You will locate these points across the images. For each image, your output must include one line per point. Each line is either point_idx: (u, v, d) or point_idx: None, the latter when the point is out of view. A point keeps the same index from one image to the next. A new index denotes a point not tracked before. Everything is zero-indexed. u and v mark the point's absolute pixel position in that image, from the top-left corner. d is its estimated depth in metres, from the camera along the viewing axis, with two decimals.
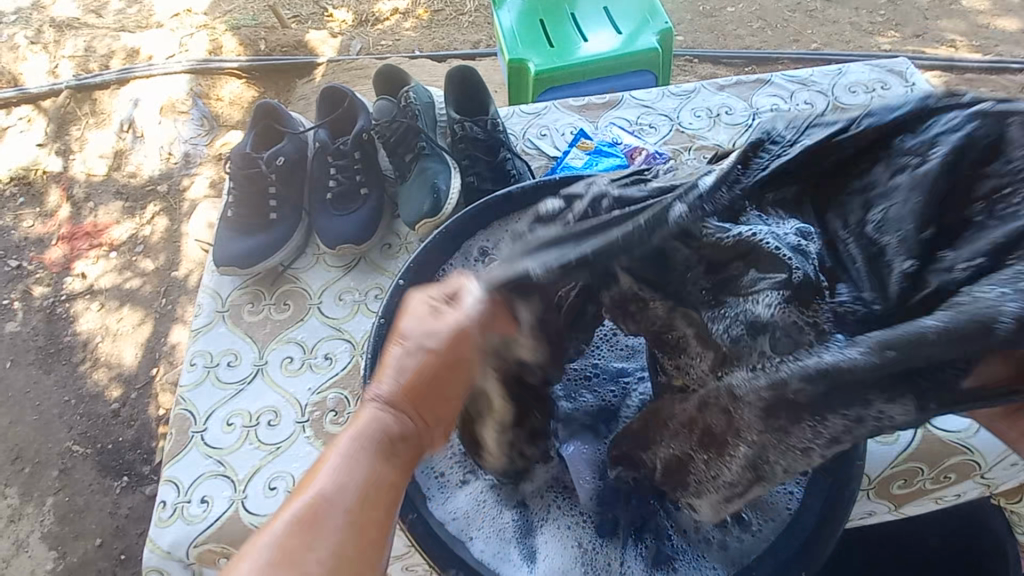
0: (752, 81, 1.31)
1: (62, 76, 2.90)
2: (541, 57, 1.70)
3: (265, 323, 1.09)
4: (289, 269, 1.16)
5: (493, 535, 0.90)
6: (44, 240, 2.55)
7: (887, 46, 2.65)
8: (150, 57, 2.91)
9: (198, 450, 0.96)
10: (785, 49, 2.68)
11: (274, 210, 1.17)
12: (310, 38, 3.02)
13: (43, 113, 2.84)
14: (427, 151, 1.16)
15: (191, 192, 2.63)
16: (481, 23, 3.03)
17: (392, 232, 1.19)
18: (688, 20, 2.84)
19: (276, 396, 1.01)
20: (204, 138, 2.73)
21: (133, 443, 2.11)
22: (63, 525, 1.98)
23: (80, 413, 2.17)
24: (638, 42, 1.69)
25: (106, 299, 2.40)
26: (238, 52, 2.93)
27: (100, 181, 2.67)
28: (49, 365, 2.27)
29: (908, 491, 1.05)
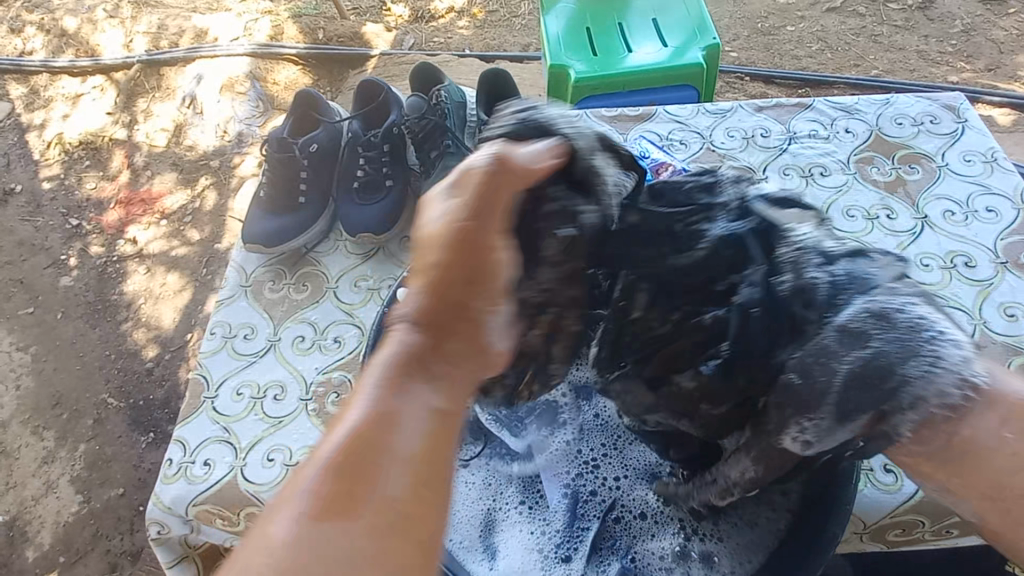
0: (792, 104, 1.28)
1: (136, 50, 3.08)
2: (582, 65, 1.70)
3: (282, 301, 1.14)
4: (311, 252, 1.20)
5: (462, 525, 0.92)
6: (104, 202, 2.72)
7: (954, 78, 2.52)
8: (215, 38, 3.06)
9: (206, 415, 1.01)
10: (843, 73, 2.58)
11: (303, 194, 1.21)
12: (366, 31, 3.11)
13: (115, 84, 3.02)
14: (453, 150, 1.18)
15: (240, 169, 2.75)
16: (533, 26, 3.05)
17: (412, 225, 1.22)
18: (744, 37, 2.78)
19: (284, 372, 1.05)
20: (257, 119, 2.85)
21: (162, 402, 2.22)
22: (92, 471, 2.11)
23: (117, 368, 2.30)
24: (682, 56, 1.67)
25: (153, 263, 2.53)
26: (298, 39, 3.05)
27: (159, 152, 2.82)
28: (95, 319, 2.42)
29: (903, 539, 1.02)
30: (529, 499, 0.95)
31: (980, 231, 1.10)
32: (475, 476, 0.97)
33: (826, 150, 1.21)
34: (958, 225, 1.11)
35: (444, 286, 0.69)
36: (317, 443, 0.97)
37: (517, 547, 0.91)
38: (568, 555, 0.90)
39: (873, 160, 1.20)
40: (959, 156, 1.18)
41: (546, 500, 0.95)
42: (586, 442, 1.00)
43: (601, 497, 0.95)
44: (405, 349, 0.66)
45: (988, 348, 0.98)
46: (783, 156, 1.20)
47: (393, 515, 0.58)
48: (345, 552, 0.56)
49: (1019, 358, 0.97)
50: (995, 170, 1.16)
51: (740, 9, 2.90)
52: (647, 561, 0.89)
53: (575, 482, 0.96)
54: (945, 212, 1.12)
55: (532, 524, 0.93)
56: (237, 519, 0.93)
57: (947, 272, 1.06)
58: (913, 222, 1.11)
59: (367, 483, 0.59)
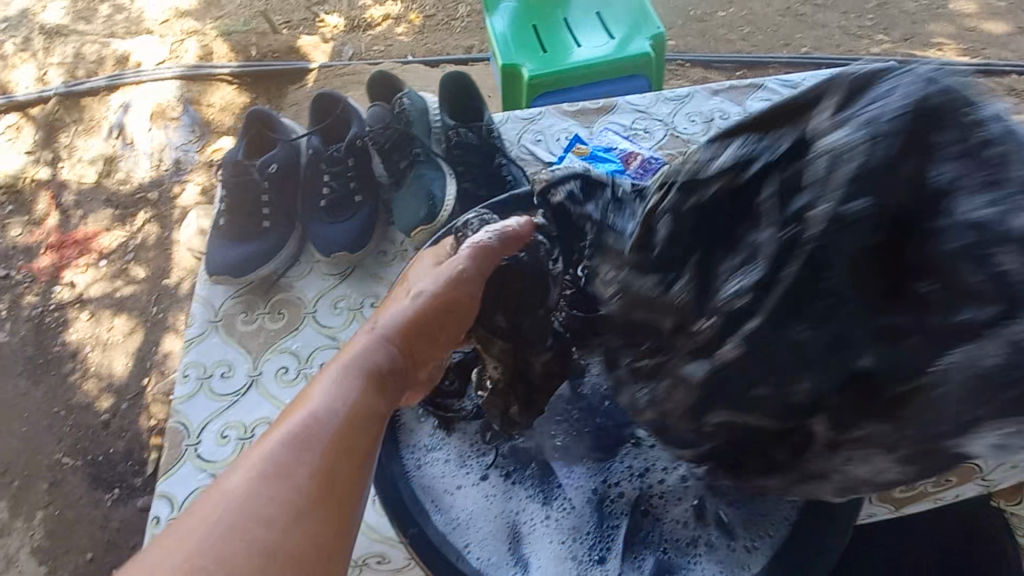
0: (746, 85, 1.32)
1: (52, 83, 2.87)
2: (534, 63, 1.70)
3: (258, 332, 1.08)
4: (283, 278, 1.15)
5: (488, 537, 0.90)
6: (33, 249, 2.52)
7: (876, 50, 2.68)
8: (139, 64, 2.89)
9: (191, 464, 0.95)
10: (776, 53, 2.70)
11: (267, 218, 1.15)
12: (302, 45, 3.01)
13: (31, 121, 2.80)
14: (423, 158, 1.17)
15: (182, 199, 2.60)
16: (473, 28, 3.03)
17: (387, 239, 1.19)
18: (680, 25, 2.86)
19: (271, 407, 1.00)
20: (195, 145, 2.71)
21: (124, 455, 2.08)
22: (54, 539, 1.95)
23: (70, 425, 2.14)
24: (630, 47, 1.69)
25: (96, 308, 2.37)
26: (229, 58, 2.91)
27: (89, 189, 2.64)
28: (37, 375, 2.24)
29: (909, 494, 1.04)
30: (553, 504, 0.94)
31: None
32: (497, 489, 0.95)
33: None
34: None
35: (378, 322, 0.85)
36: None
37: (548, 553, 0.89)
38: (601, 555, 0.89)
39: None
40: None
41: (572, 502, 0.94)
42: (604, 439, 0.99)
43: (627, 492, 0.94)
44: (376, 348, 0.79)
45: None
46: None
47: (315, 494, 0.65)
48: (287, 524, 0.62)
49: None
50: None
51: None
52: (681, 549, 0.88)
53: (599, 480, 0.95)
54: None
55: (560, 529, 0.91)
56: None
57: None
58: None
59: (307, 480, 0.65)
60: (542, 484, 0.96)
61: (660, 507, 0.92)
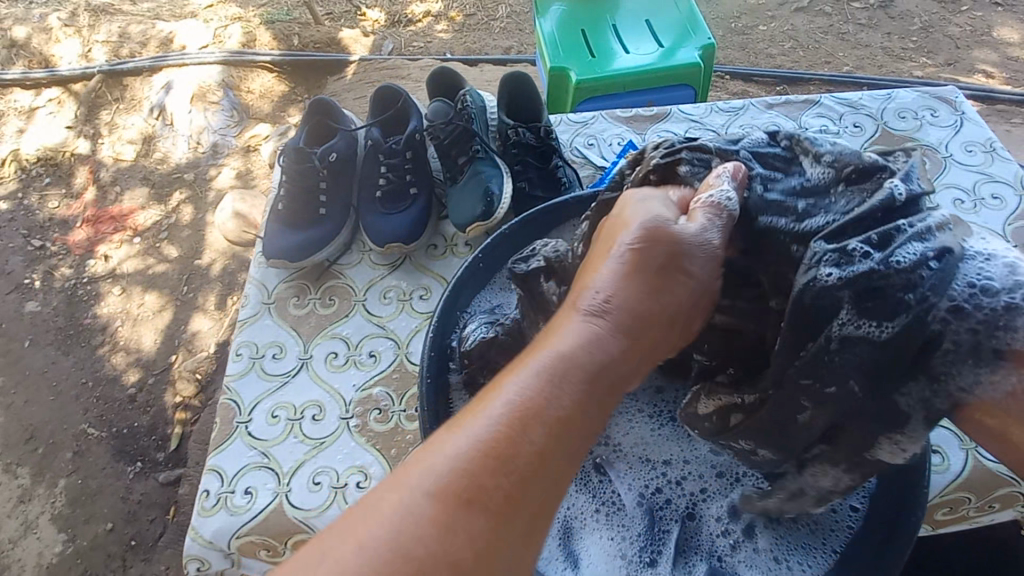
0: (801, 101, 1.32)
1: (97, 61, 2.93)
2: (582, 67, 1.71)
3: (309, 317, 1.11)
4: (334, 265, 1.17)
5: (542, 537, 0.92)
6: (69, 222, 2.57)
7: (920, 73, 2.65)
8: (182, 46, 2.94)
9: (242, 440, 0.98)
10: (817, 70, 2.68)
11: (323, 205, 1.18)
12: (342, 36, 3.04)
13: (74, 97, 2.87)
14: (482, 155, 1.17)
15: (217, 181, 2.64)
16: (512, 29, 3.05)
17: (438, 232, 1.20)
18: (720, 37, 2.85)
19: (320, 391, 1.03)
20: (233, 129, 2.75)
21: (148, 429, 2.11)
22: (75, 507, 1.98)
23: (96, 396, 2.18)
24: (679, 56, 1.69)
25: (128, 284, 2.41)
26: (271, 45, 2.95)
27: (127, 166, 2.69)
28: (68, 346, 2.29)
29: (950, 517, 1.09)
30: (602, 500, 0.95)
31: (989, 217, 1.15)
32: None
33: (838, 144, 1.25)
34: (969, 212, 1.16)
35: (628, 326, 0.65)
36: (365, 463, 0.95)
37: (600, 554, 0.91)
38: (652, 558, 0.90)
39: (882, 153, 1.24)
40: (961, 147, 1.24)
41: (623, 504, 0.94)
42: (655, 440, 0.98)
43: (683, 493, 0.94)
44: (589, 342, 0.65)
45: None
46: None
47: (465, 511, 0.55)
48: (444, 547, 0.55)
49: None
50: (995, 159, 1.22)
51: (714, 10, 2.97)
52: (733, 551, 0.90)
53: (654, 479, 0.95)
54: (954, 200, 1.17)
55: (610, 530, 0.93)
56: (283, 548, 0.91)
57: None
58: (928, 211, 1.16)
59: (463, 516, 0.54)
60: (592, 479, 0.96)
61: (709, 509, 0.93)
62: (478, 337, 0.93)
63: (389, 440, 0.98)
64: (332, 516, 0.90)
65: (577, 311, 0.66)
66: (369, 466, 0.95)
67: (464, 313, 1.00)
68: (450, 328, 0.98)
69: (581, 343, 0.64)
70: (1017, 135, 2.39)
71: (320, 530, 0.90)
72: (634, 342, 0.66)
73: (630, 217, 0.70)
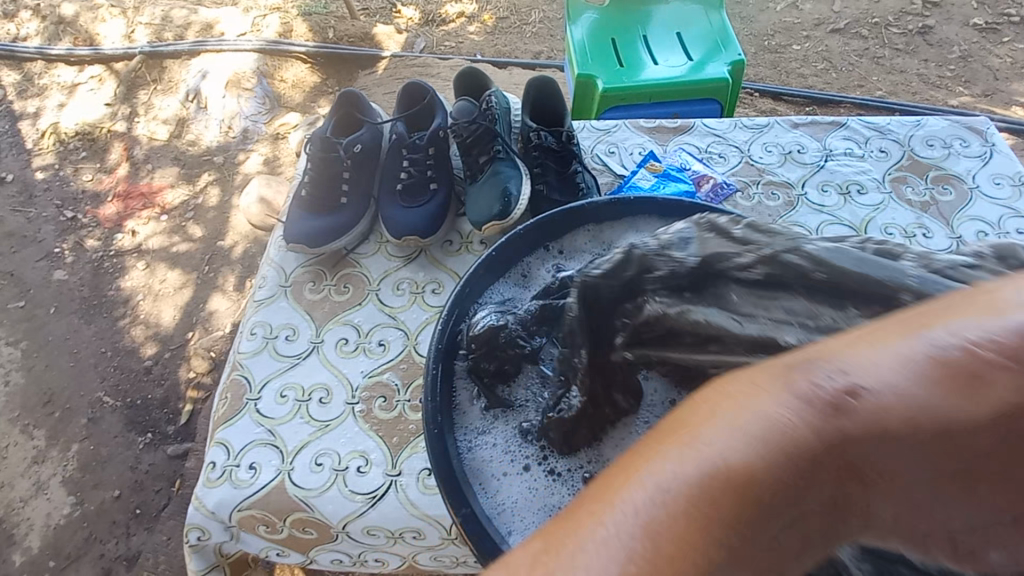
0: (827, 123, 1.32)
1: (139, 42, 3.01)
2: (608, 75, 1.72)
3: (324, 302, 1.13)
4: (351, 253, 1.20)
5: None
6: (101, 196, 2.65)
7: (954, 102, 2.60)
8: (221, 33, 3.02)
9: (249, 417, 1.00)
10: (848, 93, 2.65)
11: (345, 194, 1.20)
12: (377, 32, 3.09)
13: (116, 75, 2.96)
14: (502, 155, 1.19)
15: (245, 166, 2.71)
16: (544, 34, 3.07)
17: (454, 229, 1.22)
18: (752, 54, 2.83)
19: (328, 375, 1.05)
20: (264, 116, 2.81)
21: (160, 402, 2.16)
22: (86, 472, 2.04)
23: (114, 366, 2.24)
24: (707, 71, 1.69)
25: (152, 260, 2.48)
26: (307, 37, 3.01)
27: (160, 146, 2.77)
28: (90, 315, 2.35)
29: None
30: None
31: None
32: (542, 483, 0.93)
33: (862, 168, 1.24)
34: None
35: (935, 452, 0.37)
36: (366, 448, 0.97)
37: None
38: None
39: (907, 179, 1.23)
40: (989, 179, 1.22)
41: None
42: None
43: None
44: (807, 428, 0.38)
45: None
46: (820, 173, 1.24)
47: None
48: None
49: None
50: None
51: (748, 26, 2.96)
52: None
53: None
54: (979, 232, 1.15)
55: None
56: (282, 526, 0.94)
57: None
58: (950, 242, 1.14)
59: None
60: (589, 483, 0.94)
61: None
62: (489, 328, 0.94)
63: (391, 428, 1.00)
64: (331, 497, 0.92)
65: (802, 388, 0.39)
66: (370, 451, 0.97)
67: (477, 303, 1.01)
68: (462, 315, 0.99)
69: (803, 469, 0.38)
70: None
71: (319, 510, 0.92)
72: (894, 469, 0.38)
73: (988, 301, 0.39)
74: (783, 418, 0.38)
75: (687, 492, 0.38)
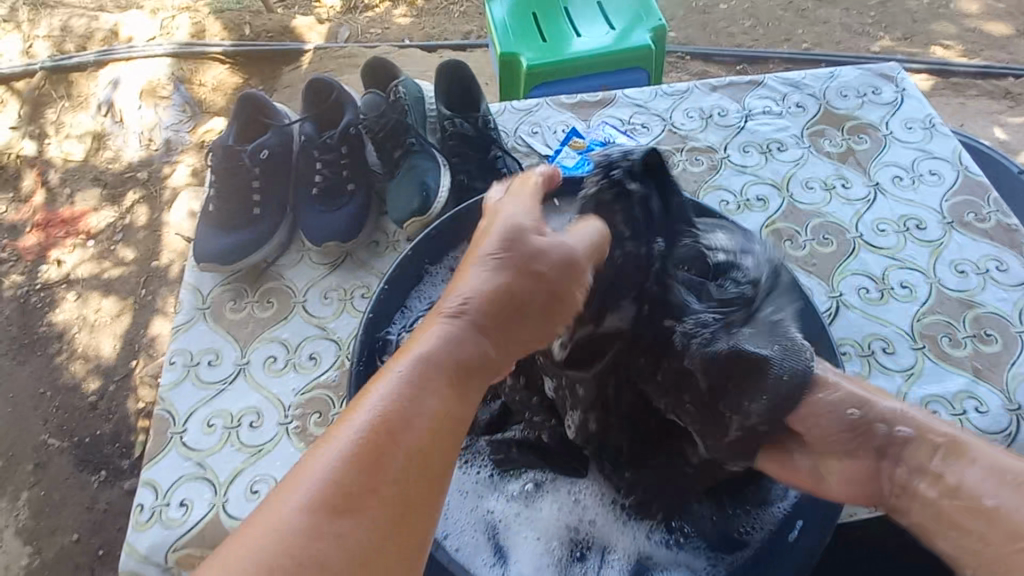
0: (745, 83, 1.36)
1: (39, 57, 2.78)
2: (533, 52, 1.68)
3: (246, 321, 1.11)
4: (272, 266, 1.17)
5: (456, 537, 0.90)
6: (19, 227, 2.47)
7: (877, 48, 2.66)
8: (129, 39, 2.82)
9: (176, 452, 0.98)
10: (776, 48, 2.67)
11: (257, 205, 1.17)
12: (297, 25, 2.96)
13: (17, 95, 2.72)
14: (416, 148, 1.17)
15: (172, 180, 2.55)
16: (472, 13, 2.98)
17: (379, 229, 1.20)
18: (681, 16, 2.82)
19: (258, 397, 1.03)
20: (186, 125, 2.65)
21: (112, 437, 2.06)
22: (40, 519, 1.93)
23: (56, 406, 2.12)
24: (632, 39, 1.67)
25: (84, 289, 2.33)
26: (222, 36, 2.85)
27: (76, 167, 2.58)
28: (23, 355, 2.21)
29: None
30: (536, 501, 0.96)
31: (927, 193, 1.20)
32: (473, 484, 0.96)
33: (781, 125, 1.30)
34: (907, 189, 1.21)
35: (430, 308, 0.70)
36: None
37: (525, 551, 0.91)
38: (581, 553, 0.92)
39: (825, 132, 1.29)
40: (901, 124, 1.29)
41: (552, 505, 0.95)
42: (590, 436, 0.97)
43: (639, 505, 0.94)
44: (456, 332, 0.67)
45: (944, 305, 1.08)
46: (741, 134, 1.29)
47: (371, 463, 0.56)
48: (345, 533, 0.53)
49: (974, 311, 1.07)
50: (934, 135, 1.27)
51: None
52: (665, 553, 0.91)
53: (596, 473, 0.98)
54: (894, 177, 1.22)
55: (537, 529, 0.93)
56: None
57: (903, 235, 1.16)
58: (867, 190, 1.21)
59: (356, 495, 0.54)
60: (525, 483, 0.97)
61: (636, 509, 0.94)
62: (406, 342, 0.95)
63: None
64: None
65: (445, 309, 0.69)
66: None
67: (396, 317, 0.99)
68: (382, 324, 0.97)
69: (459, 334, 0.67)
70: (971, 108, 2.45)
71: None
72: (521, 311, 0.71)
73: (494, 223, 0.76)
74: (440, 330, 0.67)
75: (408, 376, 0.62)
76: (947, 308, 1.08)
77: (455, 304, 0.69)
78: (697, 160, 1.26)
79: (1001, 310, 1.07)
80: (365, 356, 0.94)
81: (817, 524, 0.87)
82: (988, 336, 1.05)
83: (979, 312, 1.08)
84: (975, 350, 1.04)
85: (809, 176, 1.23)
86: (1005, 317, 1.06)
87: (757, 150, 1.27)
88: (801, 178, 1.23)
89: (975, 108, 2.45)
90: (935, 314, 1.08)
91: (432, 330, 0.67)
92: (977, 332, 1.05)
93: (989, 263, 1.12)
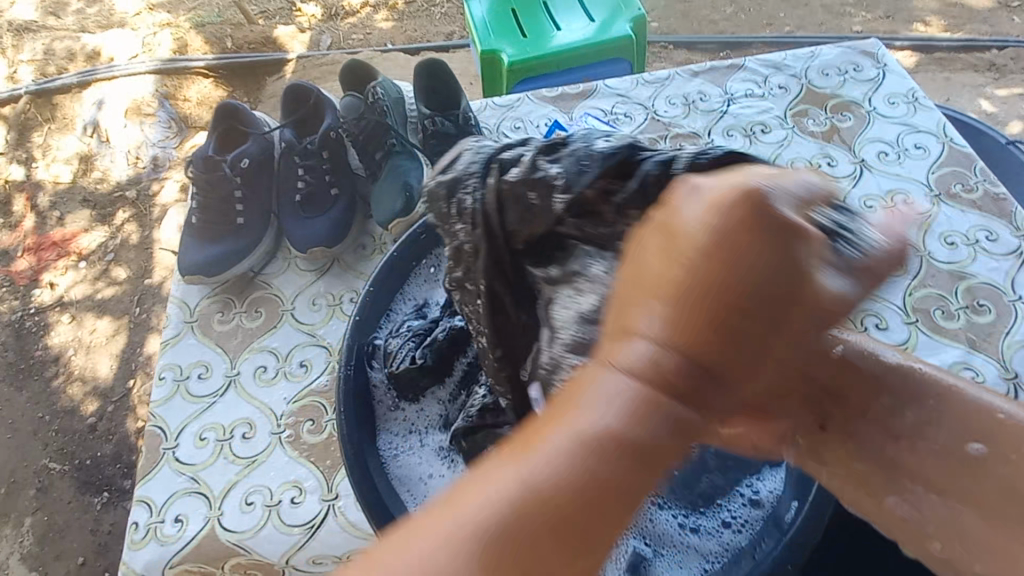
0: (725, 67, 1.36)
1: (23, 81, 2.77)
2: (514, 48, 1.67)
3: (235, 332, 1.10)
4: (258, 275, 1.17)
5: None
6: (10, 252, 2.46)
7: (859, 27, 2.65)
8: (111, 58, 2.81)
9: (169, 467, 0.97)
10: (758, 33, 2.67)
11: (240, 214, 1.16)
12: (279, 35, 2.95)
13: (2, 120, 2.71)
14: (398, 148, 1.17)
15: (161, 197, 2.54)
16: (454, 14, 2.97)
17: (365, 232, 1.20)
18: (663, 6, 2.81)
19: (250, 408, 1.02)
20: (172, 140, 2.64)
21: (113, 458, 2.04)
22: (44, 544, 1.92)
23: (55, 430, 2.10)
24: (612, 30, 1.66)
25: (78, 311, 2.32)
26: (204, 50, 2.84)
27: (65, 189, 2.57)
28: (20, 381, 2.20)
29: None
30: None
31: (913, 167, 1.19)
32: None
33: (764, 107, 1.29)
34: (894, 164, 1.20)
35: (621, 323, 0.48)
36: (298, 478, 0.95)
37: None
38: None
39: (808, 112, 1.28)
40: (884, 100, 1.28)
41: None
42: None
43: (633, 500, 0.95)
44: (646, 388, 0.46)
45: (936, 278, 1.08)
46: (724, 118, 1.28)
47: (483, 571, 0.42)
48: None
49: (966, 282, 1.07)
50: (918, 109, 1.27)
51: None
52: (663, 541, 0.92)
53: None
54: (880, 153, 1.22)
55: None
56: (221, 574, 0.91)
57: (891, 210, 1.15)
58: (853, 167, 1.20)
59: None
60: None
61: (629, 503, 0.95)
62: (395, 349, 0.97)
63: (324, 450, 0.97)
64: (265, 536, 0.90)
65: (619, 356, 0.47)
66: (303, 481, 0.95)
67: (383, 322, 1.00)
68: (369, 331, 0.99)
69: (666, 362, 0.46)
70: (956, 82, 2.44)
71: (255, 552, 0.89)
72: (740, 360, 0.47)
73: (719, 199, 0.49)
74: (617, 385, 0.46)
75: (565, 458, 0.45)
76: (938, 281, 1.08)
77: (652, 322, 0.47)
78: (682, 146, 1.25)
79: (993, 280, 1.07)
80: (354, 363, 0.95)
81: (814, 505, 0.84)
82: (982, 306, 1.05)
83: (971, 283, 1.07)
84: (968, 321, 1.03)
85: (795, 157, 1.22)
86: (997, 286, 1.06)
87: (741, 133, 1.26)
88: (786, 159, 1.22)
89: (960, 82, 2.44)
90: (927, 288, 1.08)
91: (605, 372, 0.47)
92: (970, 303, 1.05)
93: (979, 233, 1.11)
